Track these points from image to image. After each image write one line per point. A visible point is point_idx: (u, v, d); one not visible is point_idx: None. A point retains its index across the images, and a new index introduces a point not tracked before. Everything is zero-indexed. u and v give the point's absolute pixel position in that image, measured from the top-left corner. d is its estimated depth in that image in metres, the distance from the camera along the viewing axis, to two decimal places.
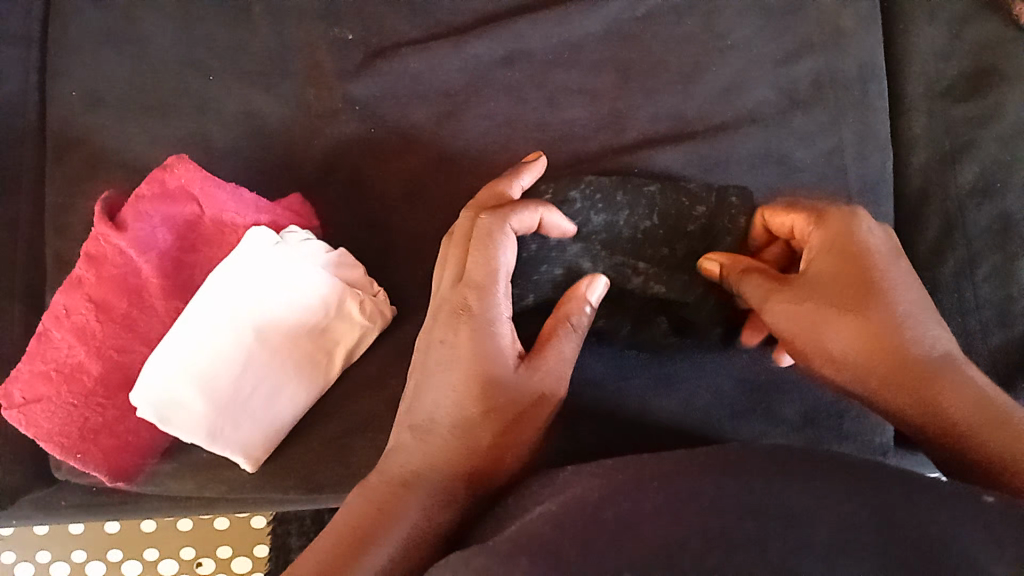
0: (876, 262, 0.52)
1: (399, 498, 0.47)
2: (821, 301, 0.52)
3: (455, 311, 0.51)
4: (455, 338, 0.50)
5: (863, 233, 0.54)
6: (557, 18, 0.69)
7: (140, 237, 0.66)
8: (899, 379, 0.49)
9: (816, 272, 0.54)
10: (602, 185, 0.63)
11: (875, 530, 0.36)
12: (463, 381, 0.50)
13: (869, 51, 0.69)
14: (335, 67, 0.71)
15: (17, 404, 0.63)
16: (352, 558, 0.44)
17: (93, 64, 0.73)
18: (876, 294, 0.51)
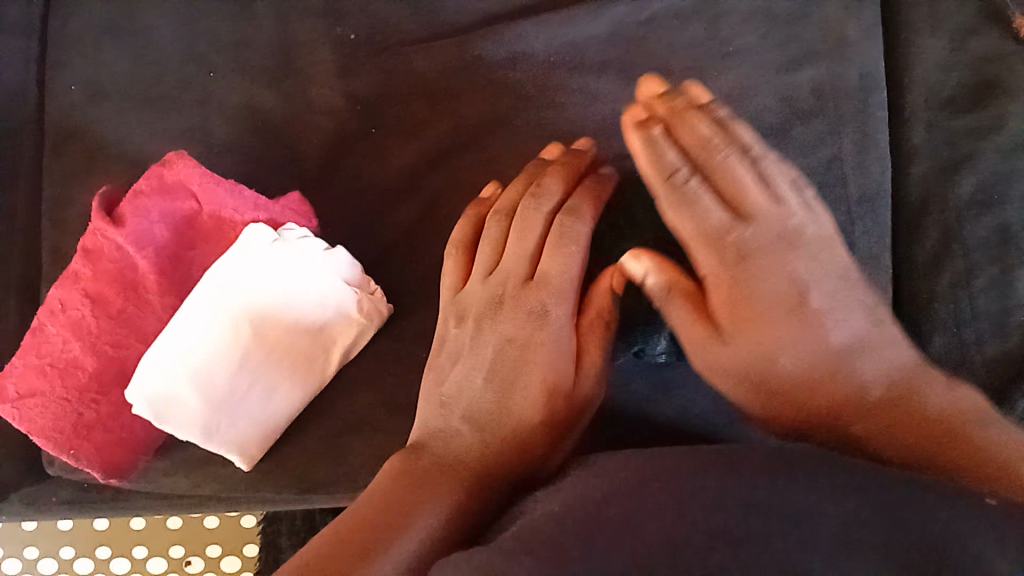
0: (782, 294, 0.47)
1: (428, 486, 0.48)
2: (743, 346, 0.47)
3: (526, 309, 0.54)
4: (523, 337, 0.53)
5: (745, 256, 0.49)
6: (561, 20, 0.70)
7: (137, 231, 0.65)
8: (859, 419, 0.44)
9: (716, 308, 0.48)
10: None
11: (879, 529, 0.35)
12: (529, 384, 0.52)
13: (871, 61, 0.70)
14: (340, 66, 0.71)
15: (12, 399, 0.63)
16: (374, 529, 0.45)
17: (93, 56, 0.72)
18: (795, 341, 0.46)
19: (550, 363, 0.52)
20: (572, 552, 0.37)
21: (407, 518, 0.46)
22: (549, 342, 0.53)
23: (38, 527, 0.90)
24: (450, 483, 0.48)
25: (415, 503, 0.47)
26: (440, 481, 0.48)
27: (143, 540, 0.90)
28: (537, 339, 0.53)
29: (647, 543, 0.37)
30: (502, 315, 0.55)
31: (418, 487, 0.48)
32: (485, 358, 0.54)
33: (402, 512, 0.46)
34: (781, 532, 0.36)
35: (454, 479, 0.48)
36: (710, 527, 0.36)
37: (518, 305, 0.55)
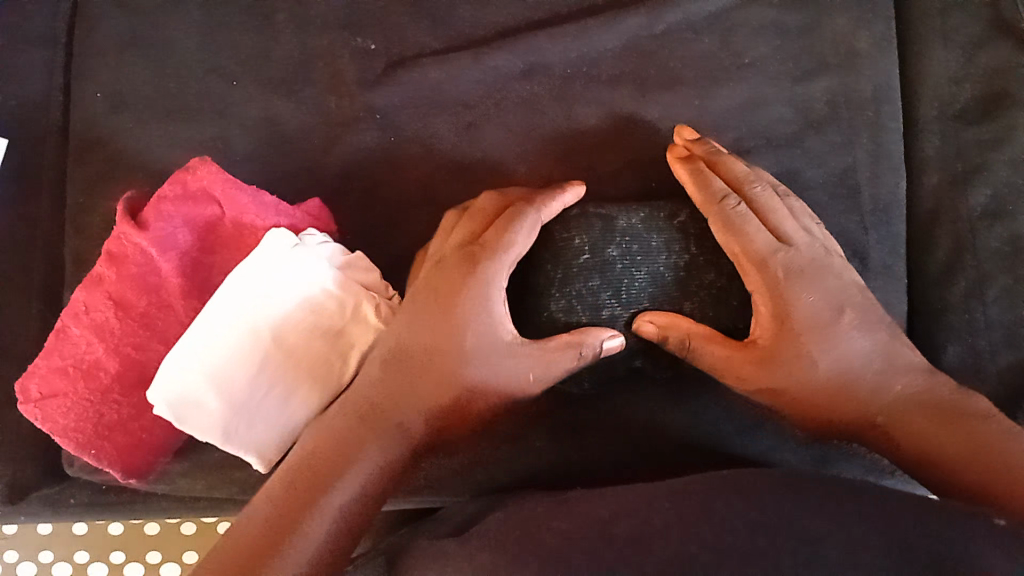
0: (825, 316, 0.55)
1: (356, 435, 0.52)
2: (799, 374, 0.55)
3: (464, 264, 0.56)
4: (450, 301, 0.56)
5: (793, 280, 0.56)
6: (576, 32, 0.71)
7: (161, 236, 0.66)
8: (936, 426, 0.51)
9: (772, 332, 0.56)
10: (630, 228, 0.61)
11: (883, 550, 0.39)
12: (451, 353, 0.55)
13: (883, 73, 0.70)
14: (358, 76, 0.72)
15: (34, 399, 0.64)
16: (309, 496, 0.49)
17: (116, 65, 0.74)
18: (840, 352, 0.55)
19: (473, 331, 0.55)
20: (581, 565, 0.41)
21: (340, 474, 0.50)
22: (479, 306, 0.55)
23: (54, 531, 0.91)
24: (376, 435, 0.53)
25: (346, 454, 0.51)
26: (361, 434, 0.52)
27: (157, 545, 0.91)
28: (469, 305, 0.55)
29: (653, 559, 0.41)
30: (441, 280, 0.57)
31: (350, 433, 0.52)
32: (420, 323, 0.56)
33: (334, 462, 0.51)
34: (789, 551, 0.39)
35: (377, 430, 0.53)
36: (715, 545, 0.40)
37: (454, 266, 0.57)
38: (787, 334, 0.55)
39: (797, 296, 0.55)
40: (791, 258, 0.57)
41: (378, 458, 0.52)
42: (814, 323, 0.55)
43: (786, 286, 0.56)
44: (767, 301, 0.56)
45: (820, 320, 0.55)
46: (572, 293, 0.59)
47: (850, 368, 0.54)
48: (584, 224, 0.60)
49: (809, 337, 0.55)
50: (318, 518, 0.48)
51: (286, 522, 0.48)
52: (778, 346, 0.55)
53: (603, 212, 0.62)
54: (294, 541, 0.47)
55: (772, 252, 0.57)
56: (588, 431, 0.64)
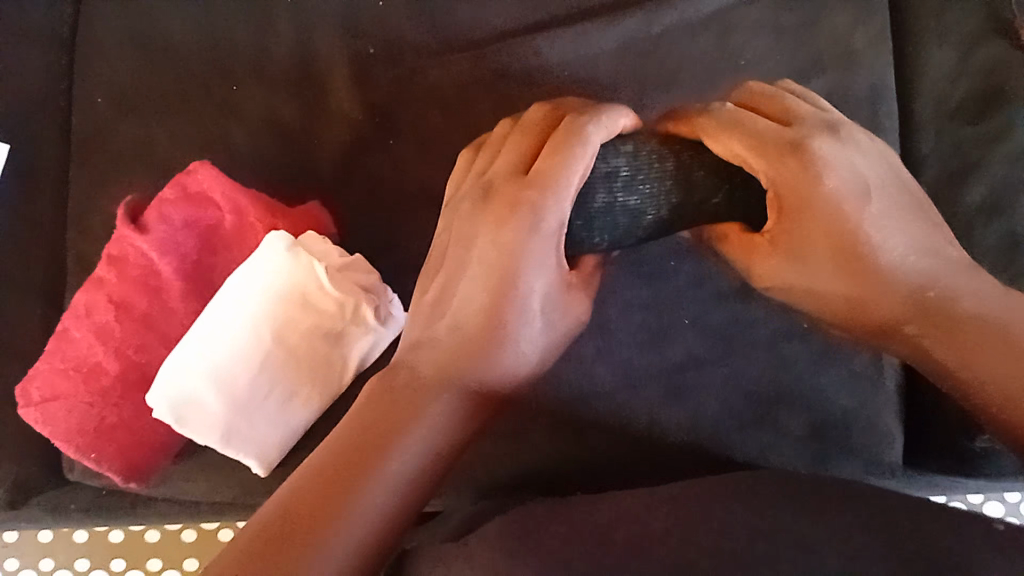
0: (855, 209, 0.53)
1: (414, 407, 0.48)
2: (819, 262, 0.53)
3: (514, 206, 0.53)
4: (501, 241, 0.52)
5: (822, 168, 0.53)
6: (574, 33, 0.71)
7: (162, 239, 0.67)
8: (968, 342, 0.49)
9: (800, 230, 0.53)
10: (654, 216, 0.56)
11: (884, 562, 0.38)
12: (506, 301, 0.52)
13: (880, 72, 0.70)
14: (357, 78, 0.73)
15: (35, 403, 0.64)
16: (359, 469, 0.44)
17: (116, 70, 0.74)
18: (866, 255, 0.52)
19: (525, 278, 0.53)
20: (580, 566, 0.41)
21: (392, 443, 0.46)
22: (536, 249, 0.53)
23: (54, 538, 0.91)
24: (433, 413, 0.49)
25: (397, 424, 0.47)
26: (422, 403, 0.49)
27: (158, 552, 0.91)
28: (528, 245, 0.52)
29: (659, 561, 0.40)
30: (496, 209, 0.53)
31: (402, 404, 0.48)
32: (479, 274, 0.53)
33: (387, 431, 0.47)
34: (787, 558, 0.39)
35: (433, 401, 0.49)
36: (716, 551, 0.40)
37: (505, 207, 0.53)
38: (801, 225, 0.53)
39: (822, 181, 0.53)
40: (813, 144, 0.53)
41: (434, 434, 0.48)
42: (835, 218, 0.53)
43: (806, 169, 0.53)
44: (782, 187, 0.53)
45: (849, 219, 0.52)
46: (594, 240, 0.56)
47: (882, 265, 0.52)
48: (609, 222, 0.56)
49: (838, 238, 0.53)
50: (376, 486, 0.44)
51: (335, 488, 0.43)
52: (799, 240, 0.54)
53: (632, 203, 0.56)
54: (341, 523, 0.42)
55: (785, 132, 0.54)
56: (589, 430, 0.65)
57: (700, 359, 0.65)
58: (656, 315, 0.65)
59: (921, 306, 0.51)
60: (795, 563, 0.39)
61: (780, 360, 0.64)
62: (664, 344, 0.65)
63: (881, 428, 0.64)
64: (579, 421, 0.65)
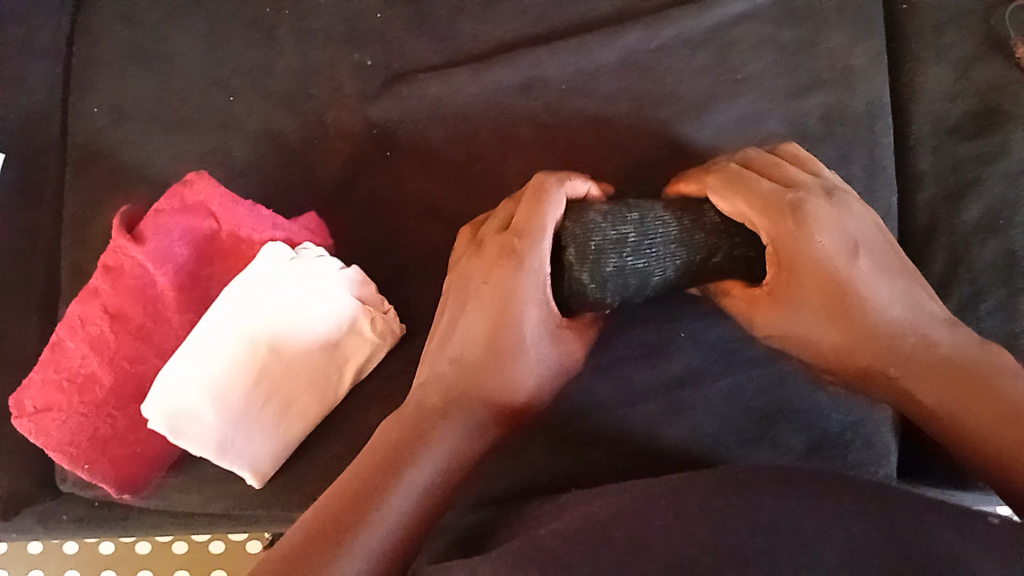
0: (841, 268, 0.56)
1: (430, 428, 0.52)
2: (809, 318, 0.57)
3: (504, 254, 0.56)
4: (493, 279, 0.57)
5: (811, 229, 0.57)
6: (574, 48, 0.71)
7: (158, 249, 0.67)
8: (959, 384, 0.51)
9: (787, 288, 0.57)
10: (662, 277, 0.59)
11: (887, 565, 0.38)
12: (506, 335, 0.56)
13: (879, 88, 0.70)
14: (358, 90, 0.73)
15: (29, 413, 0.64)
16: (377, 491, 0.48)
17: (116, 78, 0.74)
18: (854, 308, 0.56)
19: (527, 318, 0.56)
20: (583, 569, 0.41)
21: (411, 461, 0.50)
22: (530, 299, 0.56)
23: (44, 549, 0.90)
24: (445, 432, 0.52)
25: (416, 443, 0.51)
26: (429, 424, 0.52)
27: (148, 564, 0.89)
28: (525, 295, 0.56)
29: (659, 561, 0.40)
30: (490, 257, 0.57)
31: (421, 425, 0.52)
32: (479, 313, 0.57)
33: (406, 450, 0.50)
34: (790, 552, 0.39)
35: (450, 421, 0.53)
36: (720, 545, 0.40)
37: (496, 256, 0.57)
38: (798, 281, 0.57)
39: (813, 240, 0.57)
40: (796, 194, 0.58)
41: (450, 452, 0.52)
42: (806, 262, 0.57)
43: (798, 229, 0.57)
44: (778, 247, 0.58)
45: (826, 264, 0.56)
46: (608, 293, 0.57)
47: (873, 320, 0.55)
48: (621, 284, 0.58)
49: (820, 287, 0.56)
50: (399, 497, 0.48)
51: (353, 512, 0.46)
52: (789, 286, 0.57)
53: (642, 266, 0.58)
54: (359, 536, 0.45)
55: (778, 192, 0.58)
56: (588, 444, 0.64)
57: (698, 373, 0.65)
58: (652, 327, 0.66)
59: (892, 351, 0.54)
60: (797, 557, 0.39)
61: (779, 376, 0.64)
62: (661, 360, 0.65)
63: (879, 447, 0.64)
64: (580, 434, 0.64)
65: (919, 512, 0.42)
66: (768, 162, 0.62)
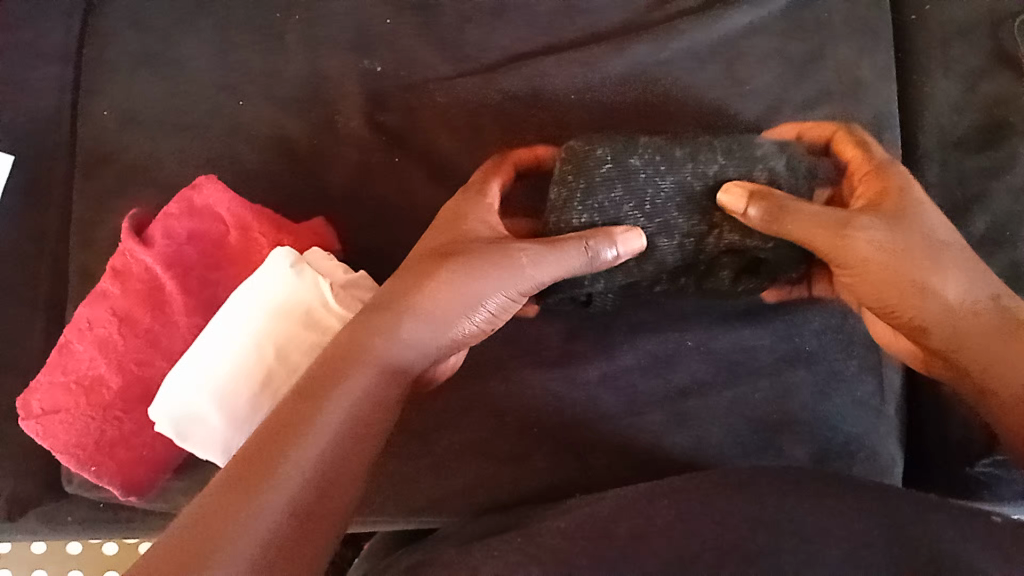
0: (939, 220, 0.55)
1: (348, 370, 0.47)
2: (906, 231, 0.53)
3: (447, 220, 0.56)
4: (436, 239, 0.55)
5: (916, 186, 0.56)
6: (584, 59, 0.72)
7: (165, 253, 0.67)
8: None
9: (890, 207, 0.54)
10: (656, 192, 0.58)
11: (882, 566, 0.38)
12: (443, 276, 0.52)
13: (885, 101, 0.71)
14: (367, 97, 0.73)
15: (36, 415, 0.65)
16: (299, 425, 0.43)
17: (126, 83, 0.75)
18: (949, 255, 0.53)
19: (463, 265, 0.52)
20: (581, 565, 0.41)
21: (322, 404, 0.45)
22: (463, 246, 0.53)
23: (48, 549, 0.90)
24: (365, 374, 0.48)
25: (327, 386, 0.46)
26: (354, 362, 0.48)
27: None
28: (478, 265, 0.53)
29: (656, 558, 0.41)
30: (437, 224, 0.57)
31: (331, 369, 0.47)
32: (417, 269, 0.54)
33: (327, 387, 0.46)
34: (790, 548, 0.40)
35: (369, 368, 0.48)
36: (717, 542, 0.41)
37: (446, 221, 0.57)
38: (898, 207, 0.54)
39: (920, 191, 0.56)
40: (896, 169, 0.57)
41: (370, 399, 0.47)
42: (911, 220, 0.54)
43: (911, 180, 0.57)
44: (889, 179, 0.56)
45: (927, 226, 0.54)
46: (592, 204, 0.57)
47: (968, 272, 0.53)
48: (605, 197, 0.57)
49: (921, 223, 0.54)
50: (317, 432, 0.44)
51: (274, 447, 0.42)
52: (883, 229, 0.52)
53: (636, 187, 0.57)
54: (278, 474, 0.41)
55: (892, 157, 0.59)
56: (591, 451, 0.64)
57: (703, 384, 0.65)
58: (658, 338, 0.66)
59: (982, 305, 0.52)
60: (795, 555, 0.40)
61: (786, 388, 0.65)
62: (667, 370, 0.66)
63: (885, 456, 0.64)
64: (585, 442, 0.65)
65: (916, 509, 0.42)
66: (851, 137, 0.60)
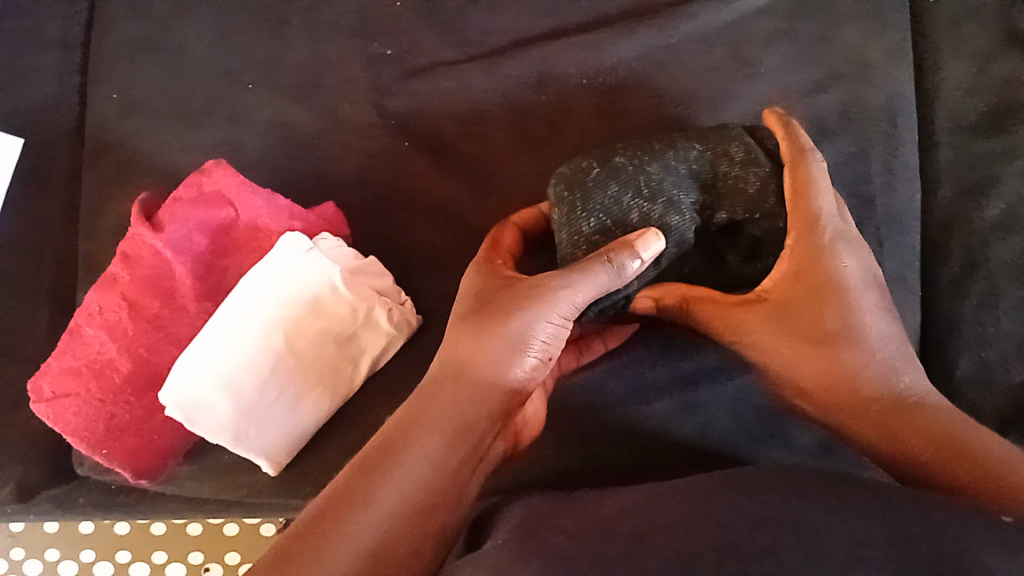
0: (847, 300, 0.53)
1: (409, 436, 0.46)
2: (792, 327, 0.54)
3: (488, 274, 0.55)
4: (472, 292, 0.54)
5: (833, 264, 0.54)
6: (589, 44, 0.71)
7: (175, 238, 0.67)
8: (893, 423, 0.50)
9: (785, 297, 0.54)
10: (650, 179, 0.56)
11: (882, 561, 0.38)
12: (485, 332, 0.50)
13: (897, 85, 0.70)
14: (373, 82, 0.73)
15: (46, 399, 0.65)
16: (351, 511, 0.42)
17: (131, 69, 0.75)
18: (844, 338, 0.52)
19: (513, 318, 0.50)
20: (584, 562, 0.41)
21: (379, 480, 0.44)
22: (513, 302, 0.51)
23: (61, 530, 0.88)
24: (428, 441, 0.47)
25: (389, 458, 0.45)
26: (411, 427, 0.47)
27: (163, 545, 0.87)
28: (515, 304, 0.51)
29: (657, 558, 0.41)
30: (472, 272, 0.56)
31: (399, 432, 0.47)
32: (458, 319, 0.53)
33: (385, 457, 0.45)
34: (790, 548, 0.39)
35: (430, 436, 0.47)
36: (719, 542, 0.41)
37: (486, 276, 0.55)
38: (794, 298, 0.54)
39: (837, 261, 0.54)
40: (819, 246, 0.54)
41: (433, 467, 0.46)
42: (815, 302, 0.53)
43: (829, 249, 0.54)
44: (789, 261, 0.54)
45: (832, 311, 0.53)
46: (596, 208, 0.56)
47: (859, 348, 0.52)
48: (601, 187, 0.56)
49: (814, 304, 0.53)
50: (368, 516, 0.43)
51: (324, 533, 0.41)
52: (774, 324, 0.54)
53: (626, 167, 0.56)
54: (325, 563, 0.40)
55: (828, 215, 0.55)
56: (598, 440, 0.65)
57: (709, 372, 0.65)
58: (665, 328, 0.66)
59: (869, 385, 0.51)
60: (796, 553, 0.39)
61: None
62: (673, 357, 0.65)
63: None
64: (591, 429, 0.65)
65: (925, 507, 0.42)
66: (789, 181, 0.55)
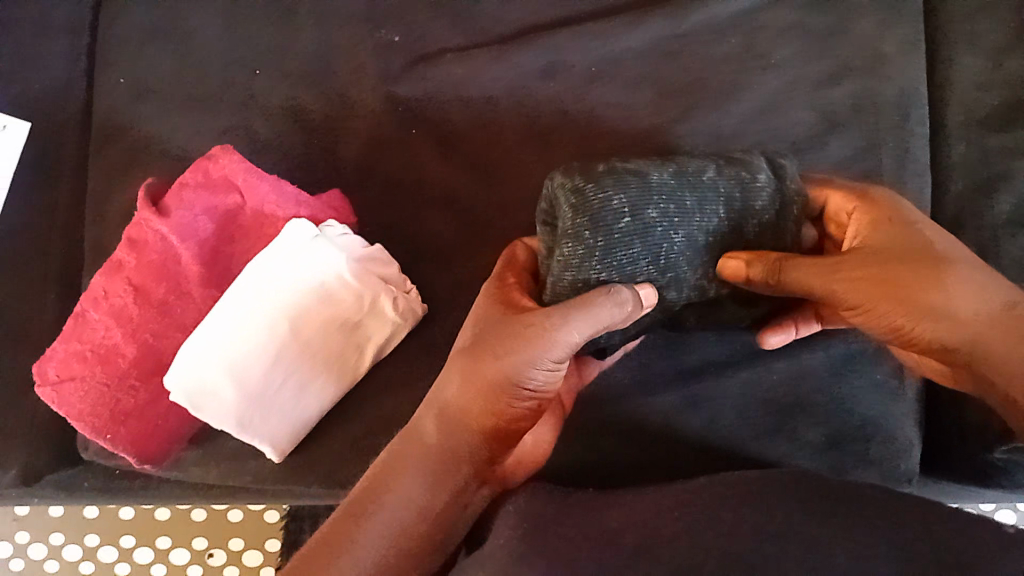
0: (934, 239, 0.52)
1: (394, 479, 0.50)
2: (891, 260, 0.51)
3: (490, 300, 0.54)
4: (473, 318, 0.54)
5: (908, 213, 0.55)
6: (598, 32, 0.70)
7: (181, 224, 0.67)
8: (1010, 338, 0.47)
9: (876, 246, 0.52)
10: (671, 249, 0.55)
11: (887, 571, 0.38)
12: (478, 369, 0.50)
13: (910, 77, 0.69)
14: (380, 69, 0.72)
15: (52, 382, 0.65)
16: (334, 557, 0.47)
17: (140, 54, 0.75)
18: (946, 266, 0.50)
19: (506, 357, 0.49)
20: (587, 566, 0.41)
21: (362, 526, 0.48)
22: (508, 339, 0.50)
23: (66, 514, 0.88)
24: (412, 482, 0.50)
25: (374, 501, 0.49)
26: (399, 468, 0.50)
27: (167, 530, 0.87)
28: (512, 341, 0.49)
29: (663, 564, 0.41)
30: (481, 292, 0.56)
31: (388, 474, 0.50)
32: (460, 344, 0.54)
33: (371, 499, 0.49)
34: (795, 556, 0.40)
35: (409, 481, 0.50)
36: (726, 553, 0.41)
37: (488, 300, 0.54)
38: (886, 242, 0.52)
39: (915, 214, 0.55)
40: (889, 204, 0.56)
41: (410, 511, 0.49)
42: (917, 249, 0.51)
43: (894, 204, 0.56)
44: (861, 217, 0.56)
45: (920, 246, 0.51)
46: (614, 265, 0.53)
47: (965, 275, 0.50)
48: (625, 244, 0.53)
49: (918, 248, 0.51)
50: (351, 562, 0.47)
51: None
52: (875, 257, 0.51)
53: (655, 227, 0.54)
54: None
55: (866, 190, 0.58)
56: (608, 433, 0.63)
57: (716, 365, 0.65)
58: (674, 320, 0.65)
59: (976, 308, 0.48)
60: (800, 562, 0.40)
61: (799, 370, 0.64)
62: (681, 352, 0.65)
63: (901, 439, 0.64)
64: (599, 424, 0.64)
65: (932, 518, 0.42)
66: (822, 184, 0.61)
